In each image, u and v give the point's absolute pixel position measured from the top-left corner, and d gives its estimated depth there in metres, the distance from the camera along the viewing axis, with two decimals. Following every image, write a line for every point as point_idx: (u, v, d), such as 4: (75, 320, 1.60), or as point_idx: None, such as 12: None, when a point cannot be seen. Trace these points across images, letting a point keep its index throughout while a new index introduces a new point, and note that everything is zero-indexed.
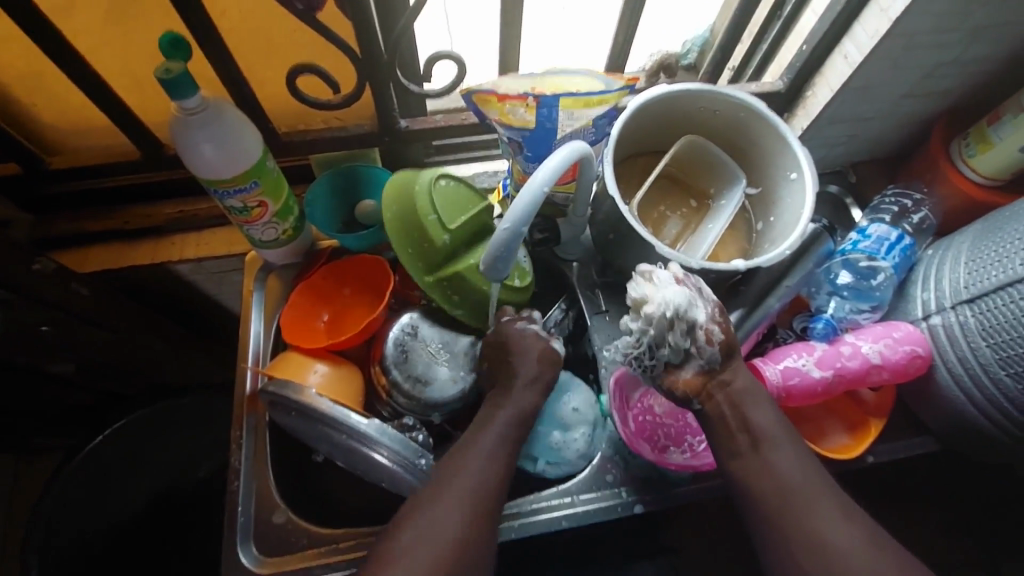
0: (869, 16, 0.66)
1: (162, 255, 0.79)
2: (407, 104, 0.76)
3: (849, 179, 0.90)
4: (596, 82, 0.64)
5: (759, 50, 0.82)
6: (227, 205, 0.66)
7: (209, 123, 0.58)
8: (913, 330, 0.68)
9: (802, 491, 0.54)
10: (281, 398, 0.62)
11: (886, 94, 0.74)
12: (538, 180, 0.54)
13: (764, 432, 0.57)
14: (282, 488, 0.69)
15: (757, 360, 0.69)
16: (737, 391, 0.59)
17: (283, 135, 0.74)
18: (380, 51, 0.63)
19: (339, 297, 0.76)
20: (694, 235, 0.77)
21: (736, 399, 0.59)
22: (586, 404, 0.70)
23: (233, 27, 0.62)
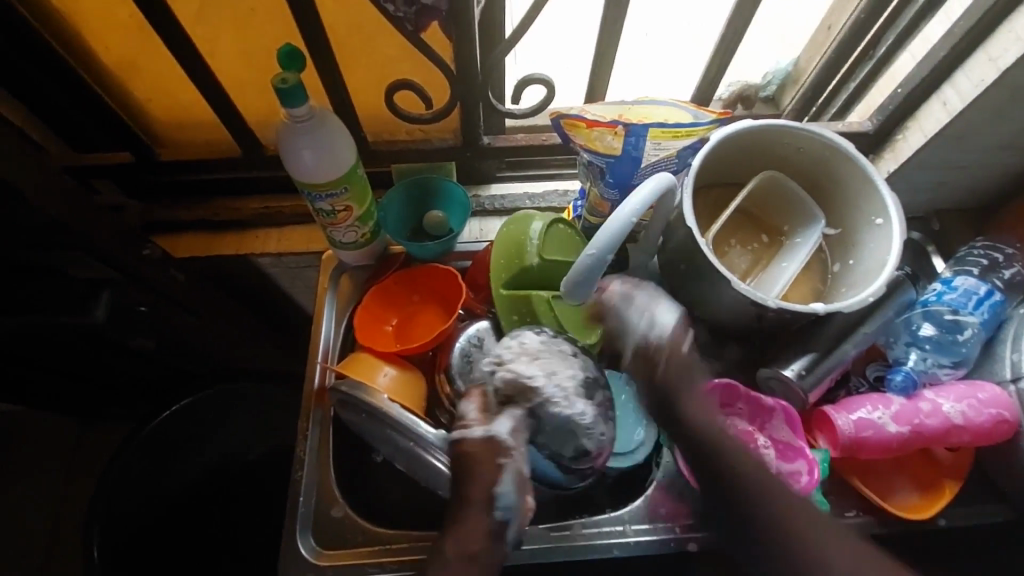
0: (975, 64, 0.65)
1: (245, 247, 0.84)
2: (490, 122, 0.78)
3: (932, 227, 0.86)
4: (685, 112, 0.64)
5: (846, 89, 0.81)
6: (317, 208, 0.69)
7: (313, 130, 0.62)
8: (1000, 393, 0.65)
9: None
10: (351, 400, 0.66)
11: (984, 143, 0.72)
12: (625, 209, 0.55)
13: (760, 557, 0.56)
14: (341, 484, 0.71)
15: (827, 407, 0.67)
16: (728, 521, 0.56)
17: (371, 144, 0.78)
18: (477, 72, 0.65)
19: (408, 302, 0.78)
20: (766, 272, 0.76)
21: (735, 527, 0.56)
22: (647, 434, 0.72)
23: (343, 41, 0.66)
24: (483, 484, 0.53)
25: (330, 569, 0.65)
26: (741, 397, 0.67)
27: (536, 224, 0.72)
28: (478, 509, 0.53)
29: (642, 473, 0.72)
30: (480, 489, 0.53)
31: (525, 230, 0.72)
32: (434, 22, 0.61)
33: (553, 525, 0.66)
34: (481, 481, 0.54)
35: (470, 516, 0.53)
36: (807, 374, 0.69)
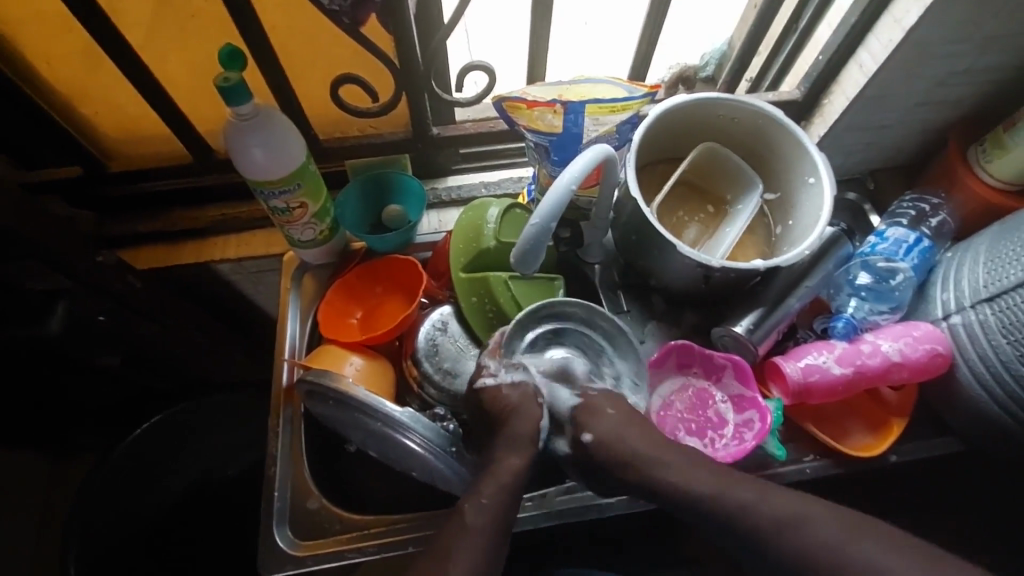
0: (883, 26, 0.69)
1: (204, 254, 0.83)
2: (439, 113, 0.80)
3: (868, 185, 0.91)
4: (619, 90, 0.67)
5: (775, 62, 0.85)
6: (271, 206, 0.70)
7: (260, 128, 0.63)
8: (933, 329, 0.69)
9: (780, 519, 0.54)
10: (319, 387, 0.64)
11: (901, 101, 0.77)
12: (565, 179, 0.57)
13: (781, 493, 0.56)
14: (316, 477, 0.72)
15: (777, 358, 0.71)
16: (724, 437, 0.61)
17: (323, 142, 0.80)
18: (418, 62, 0.67)
19: (371, 295, 0.80)
20: (712, 239, 0.80)
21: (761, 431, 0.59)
22: None
23: (283, 41, 0.68)
24: (523, 427, 0.62)
25: (310, 560, 0.65)
26: (696, 357, 0.73)
27: (492, 210, 0.74)
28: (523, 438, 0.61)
29: None
30: (528, 423, 0.62)
31: (481, 217, 0.74)
32: (372, 16, 0.63)
33: (528, 493, 0.69)
34: (526, 416, 0.62)
35: (518, 442, 0.61)
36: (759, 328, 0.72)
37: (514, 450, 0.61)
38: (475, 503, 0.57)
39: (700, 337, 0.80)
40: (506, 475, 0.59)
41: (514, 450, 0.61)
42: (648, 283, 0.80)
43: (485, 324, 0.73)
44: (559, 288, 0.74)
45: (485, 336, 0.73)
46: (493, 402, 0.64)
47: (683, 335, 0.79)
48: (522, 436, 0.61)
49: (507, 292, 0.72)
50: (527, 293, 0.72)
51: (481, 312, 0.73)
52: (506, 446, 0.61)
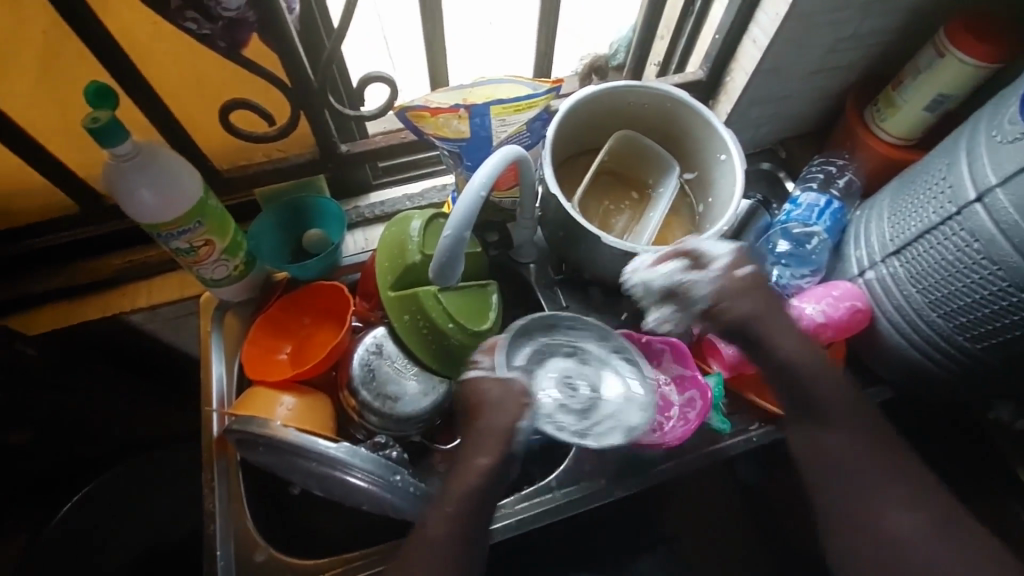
0: (768, 2, 0.71)
1: (113, 307, 0.79)
2: (345, 129, 0.77)
3: (780, 155, 0.95)
4: (523, 88, 0.66)
5: (679, 44, 0.87)
6: (174, 248, 0.66)
7: (144, 168, 0.59)
8: (851, 287, 0.72)
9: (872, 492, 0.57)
10: (246, 435, 0.60)
11: (797, 71, 0.79)
12: (473, 184, 0.55)
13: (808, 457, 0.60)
14: (262, 526, 0.68)
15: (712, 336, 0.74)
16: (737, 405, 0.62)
17: (223, 172, 0.74)
18: (311, 80, 0.64)
19: (299, 326, 0.76)
20: (639, 225, 0.80)
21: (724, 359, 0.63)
22: None
23: (158, 72, 0.63)
24: (500, 420, 0.60)
25: None
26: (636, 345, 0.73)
27: (414, 224, 0.71)
28: (488, 438, 0.60)
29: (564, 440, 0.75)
30: (505, 421, 0.60)
31: (405, 230, 0.71)
32: (253, 36, 0.60)
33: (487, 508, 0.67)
34: (502, 410, 0.61)
35: (489, 435, 0.60)
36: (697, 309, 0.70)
37: (483, 447, 0.60)
38: (447, 501, 0.58)
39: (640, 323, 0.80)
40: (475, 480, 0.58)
41: (472, 463, 0.59)
42: (583, 277, 0.79)
43: (420, 343, 0.70)
44: (493, 294, 0.73)
45: (422, 357, 0.70)
46: (471, 393, 0.63)
47: (623, 324, 0.79)
48: (493, 430, 0.60)
49: (440, 309, 0.69)
50: (460, 305, 0.70)
51: (414, 331, 0.70)
52: (478, 442, 0.60)
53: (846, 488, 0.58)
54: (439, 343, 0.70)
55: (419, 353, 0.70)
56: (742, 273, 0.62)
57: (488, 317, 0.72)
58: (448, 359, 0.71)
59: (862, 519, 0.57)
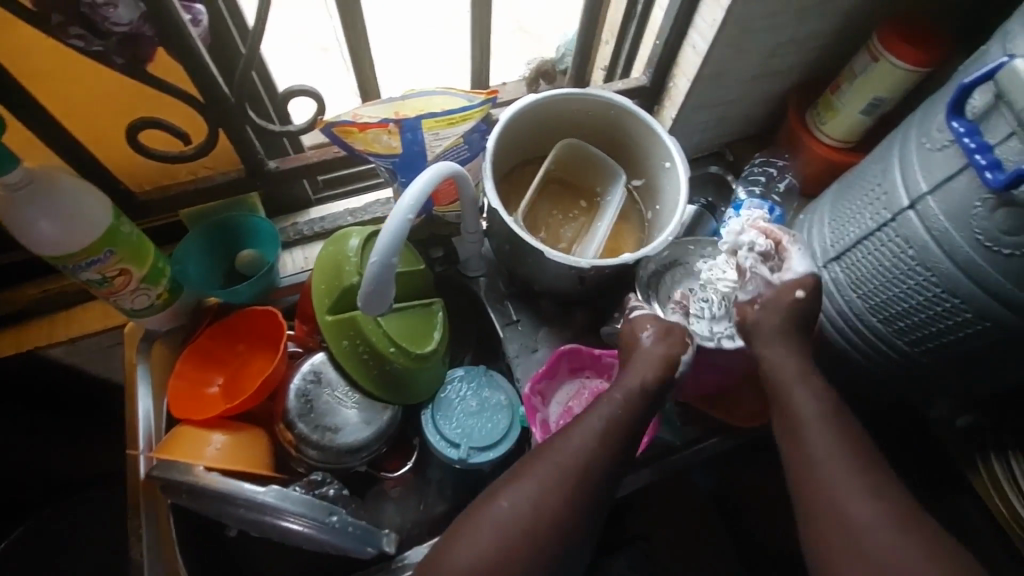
0: (706, 7, 0.70)
1: (28, 342, 0.73)
2: (273, 144, 0.73)
3: (727, 158, 0.95)
4: (458, 99, 0.63)
5: (623, 49, 0.85)
6: (84, 279, 0.61)
7: (42, 198, 0.54)
8: None
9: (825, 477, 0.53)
10: (168, 482, 0.56)
11: (739, 76, 0.79)
12: (401, 206, 0.52)
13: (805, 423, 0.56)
14: (197, 572, 0.63)
15: None
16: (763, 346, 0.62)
17: (140, 195, 0.69)
18: (228, 97, 0.60)
19: (233, 354, 0.71)
20: (587, 235, 0.79)
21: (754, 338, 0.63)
22: (508, 393, 0.73)
23: (52, 92, 0.57)
24: (647, 371, 0.59)
25: None
26: (586, 359, 0.72)
27: (352, 241, 0.68)
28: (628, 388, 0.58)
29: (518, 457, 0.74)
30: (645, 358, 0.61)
31: (342, 250, 0.67)
32: (158, 50, 0.55)
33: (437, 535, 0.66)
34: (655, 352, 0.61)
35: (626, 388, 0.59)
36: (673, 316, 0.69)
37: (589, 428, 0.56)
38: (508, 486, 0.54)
39: (591, 334, 0.79)
40: (551, 468, 0.53)
41: (578, 429, 0.56)
42: (532, 289, 0.78)
43: (360, 367, 0.67)
44: (438, 312, 0.71)
45: (363, 382, 0.67)
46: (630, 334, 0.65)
47: (574, 336, 0.78)
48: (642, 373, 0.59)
49: (379, 331, 0.66)
50: (401, 326, 0.68)
51: (353, 355, 0.66)
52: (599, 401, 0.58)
53: (822, 483, 0.53)
54: (380, 367, 0.66)
55: (359, 378, 0.67)
56: (795, 296, 0.62)
57: (431, 337, 0.69)
58: (389, 384, 0.68)
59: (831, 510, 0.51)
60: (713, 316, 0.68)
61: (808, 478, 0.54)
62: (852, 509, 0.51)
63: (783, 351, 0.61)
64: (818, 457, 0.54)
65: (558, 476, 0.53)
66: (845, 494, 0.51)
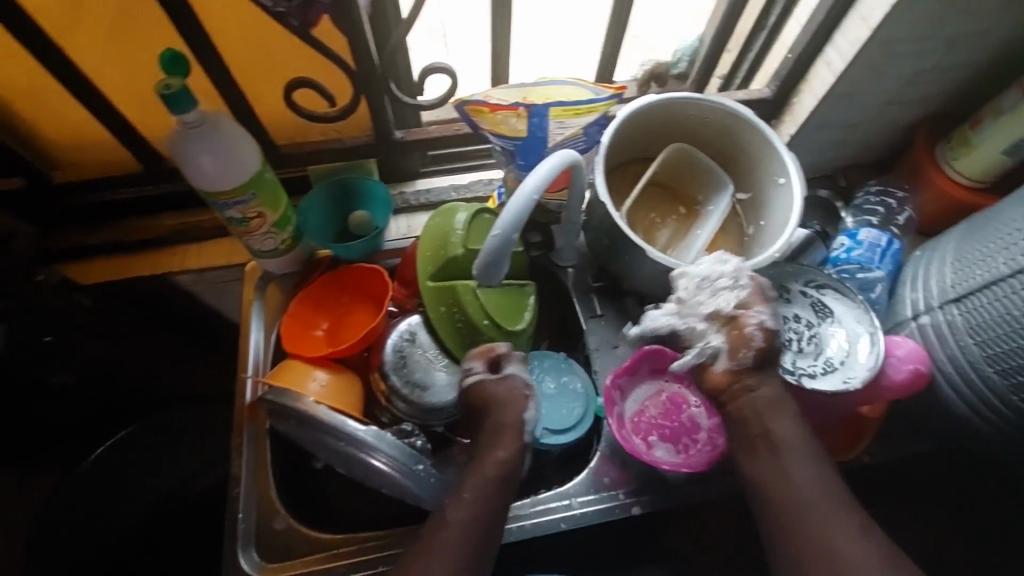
0: (850, 25, 0.68)
1: (163, 266, 0.80)
2: (401, 116, 0.77)
3: (839, 183, 0.91)
4: (585, 92, 0.66)
5: (746, 59, 0.84)
6: (226, 216, 0.67)
7: (208, 137, 0.60)
8: (916, 348, 0.67)
9: (816, 503, 0.57)
10: (280, 407, 0.62)
11: (871, 98, 0.76)
12: (528, 187, 0.55)
13: (786, 441, 0.59)
14: (283, 494, 0.70)
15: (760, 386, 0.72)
16: (762, 399, 0.60)
17: (280, 148, 0.76)
18: (376, 66, 0.65)
19: (338, 305, 0.77)
20: (684, 241, 0.79)
21: (760, 409, 0.60)
22: (584, 384, 0.75)
23: (230, 44, 0.64)
24: (505, 417, 0.62)
25: None
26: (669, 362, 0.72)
27: (460, 215, 0.71)
28: (511, 439, 0.61)
29: (585, 447, 0.75)
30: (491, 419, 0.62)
31: (450, 223, 0.70)
32: (324, 18, 0.60)
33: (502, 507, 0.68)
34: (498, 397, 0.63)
35: (505, 433, 0.61)
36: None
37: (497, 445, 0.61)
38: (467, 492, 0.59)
39: None
40: (483, 479, 0.59)
41: (509, 434, 0.61)
42: (621, 286, 0.78)
43: (452, 334, 0.70)
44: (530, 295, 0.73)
45: (451, 347, 0.71)
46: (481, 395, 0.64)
47: None
48: (506, 425, 0.61)
49: (475, 303, 0.69)
50: (496, 303, 0.70)
51: (447, 322, 0.70)
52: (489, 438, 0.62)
53: (809, 521, 0.56)
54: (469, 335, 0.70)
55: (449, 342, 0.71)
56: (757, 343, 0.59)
57: (523, 318, 0.71)
58: None
59: (817, 545, 0.55)
60: (799, 350, 0.69)
61: (794, 512, 0.57)
62: (840, 544, 0.55)
63: (795, 424, 0.60)
64: (803, 488, 0.58)
65: (496, 483, 0.59)
66: (825, 526, 0.56)
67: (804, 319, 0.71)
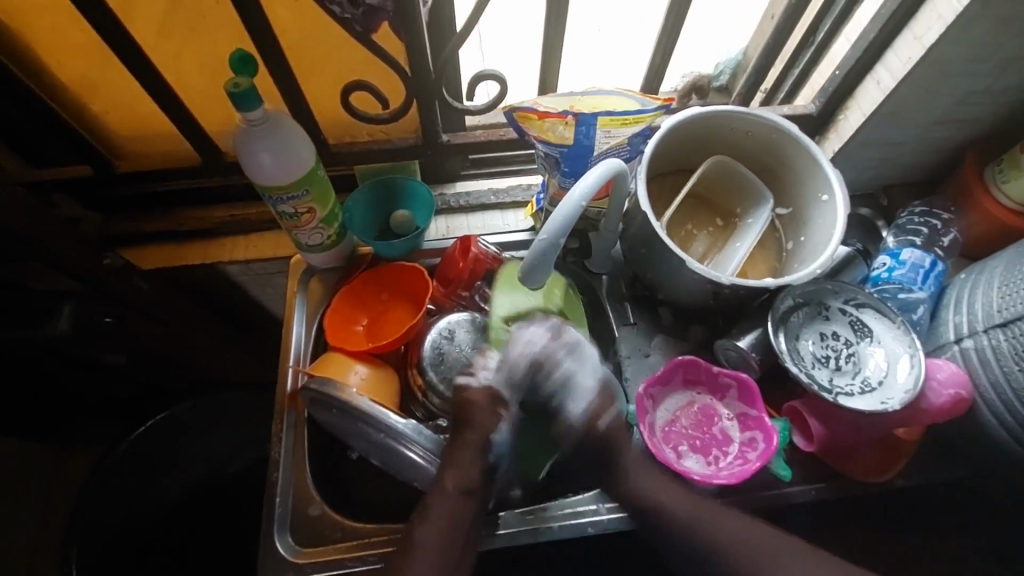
0: (903, 43, 0.68)
1: (212, 256, 0.83)
2: (448, 120, 0.80)
3: (881, 202, 0.90)
4: (631, 102, 0.66)
5: (792, 73, 0.84)
6: (279, 211, 0.70)
7: (269, 134, 0.63)
8: (957, 372, 0.65)
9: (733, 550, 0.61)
10: (323, 396, 0.64)
11: (920, 118, 0.75)
12: (576, 194, 0.57)
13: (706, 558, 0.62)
14: (318, 483, 0.72)
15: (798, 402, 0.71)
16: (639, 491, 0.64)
17: (333, 146, 0.79)
18: (430, 72, 0.67)
19: (378, 301, 0.80)
20: (722, 253, 0.79)
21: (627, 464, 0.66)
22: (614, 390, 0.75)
23: (295, 47, 0.68)
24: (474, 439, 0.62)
25: (310, 567, 0.65)
26: (702, 373, 0.72)
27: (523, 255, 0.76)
28: (472, 445, 0.62)
29: None
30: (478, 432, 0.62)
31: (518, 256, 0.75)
32: (383, 23, 0.63)
33: (529, 508, 0.69)
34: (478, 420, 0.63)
35: (468, 451, 0.61)
36: (799, 358, 0.69)
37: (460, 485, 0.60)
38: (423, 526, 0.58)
39: (706, 351, 0.79)
40: (433, 538, 0.58)
41: (473, 453, 0.62)
42: (655, 296, 0.79)
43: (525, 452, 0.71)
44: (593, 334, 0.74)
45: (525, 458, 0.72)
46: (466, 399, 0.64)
47: (689, 349, 0.79)
48: (472, 443, 0.62)
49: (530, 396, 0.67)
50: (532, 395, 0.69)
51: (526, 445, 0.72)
52: (454, 451, 0.61)
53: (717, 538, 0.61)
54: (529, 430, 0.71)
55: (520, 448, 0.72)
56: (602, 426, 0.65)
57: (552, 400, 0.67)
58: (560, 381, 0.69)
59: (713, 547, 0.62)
60: (837, 368, 0.69)
61: None
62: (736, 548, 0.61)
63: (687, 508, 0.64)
64: (723, 537, 0.62)
65: (443, 544, 0.58)
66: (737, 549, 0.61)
67: (842, 337, 0.71)
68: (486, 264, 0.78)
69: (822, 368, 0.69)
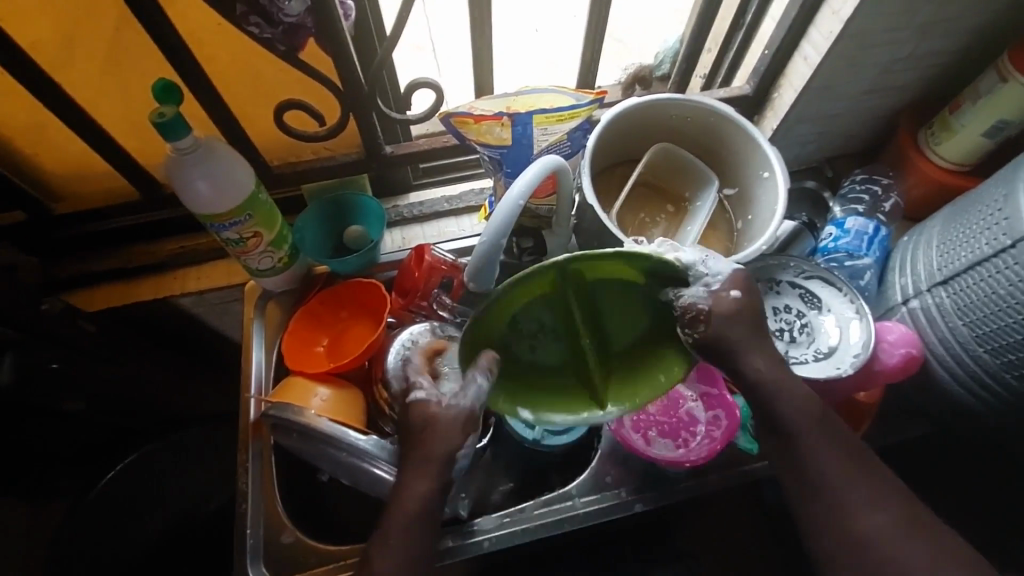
0: (823, 19, 0.70)
1: (165, 290, 0.82)
2: (392, 131, 0.79)
3: (826, 173, 0.92)
4: (567, 98, 0.67)
5: (726, 57, 0.85)
6: (224, 238, 0.68)
7: (201, 161, 0.61)
8: (907, 332, 0.68)
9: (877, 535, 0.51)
10: (283, 421, 0.64)
11: (848, 90, 0.78)
12: (514, 191, 0.57)
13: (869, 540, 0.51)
14: (289, 508, 0.70)
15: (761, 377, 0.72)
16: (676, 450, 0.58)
17: (276, 169, 0.78)
18: (362, 84, 0.66)
19: (336, 320, 0.79)
20: (675, 239, 0.80)
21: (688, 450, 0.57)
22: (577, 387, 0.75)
23: (221, 71, 0.67)
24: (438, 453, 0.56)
25: None
26: None
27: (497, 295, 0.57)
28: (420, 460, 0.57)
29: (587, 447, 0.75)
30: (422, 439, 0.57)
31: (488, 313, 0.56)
32: (309, 40, 0.62)
33: (506, 511, 0.68)
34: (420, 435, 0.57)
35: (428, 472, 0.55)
36: None
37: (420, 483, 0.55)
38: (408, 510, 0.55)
39: None
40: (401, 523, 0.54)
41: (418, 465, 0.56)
42: None
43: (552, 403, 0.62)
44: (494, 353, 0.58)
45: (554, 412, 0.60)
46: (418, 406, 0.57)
47: None
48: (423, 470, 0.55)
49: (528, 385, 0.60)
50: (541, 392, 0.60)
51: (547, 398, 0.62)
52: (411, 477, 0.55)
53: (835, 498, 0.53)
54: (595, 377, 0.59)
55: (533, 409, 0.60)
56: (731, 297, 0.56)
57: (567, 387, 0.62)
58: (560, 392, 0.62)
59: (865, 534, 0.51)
60: (792, 339, 0.70)
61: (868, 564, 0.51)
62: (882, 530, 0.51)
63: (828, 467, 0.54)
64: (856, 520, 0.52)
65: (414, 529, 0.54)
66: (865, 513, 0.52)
67: (794, 308, 0.72)
68: (443, 271, 0.77)
69: (777, 341, 0.70)
